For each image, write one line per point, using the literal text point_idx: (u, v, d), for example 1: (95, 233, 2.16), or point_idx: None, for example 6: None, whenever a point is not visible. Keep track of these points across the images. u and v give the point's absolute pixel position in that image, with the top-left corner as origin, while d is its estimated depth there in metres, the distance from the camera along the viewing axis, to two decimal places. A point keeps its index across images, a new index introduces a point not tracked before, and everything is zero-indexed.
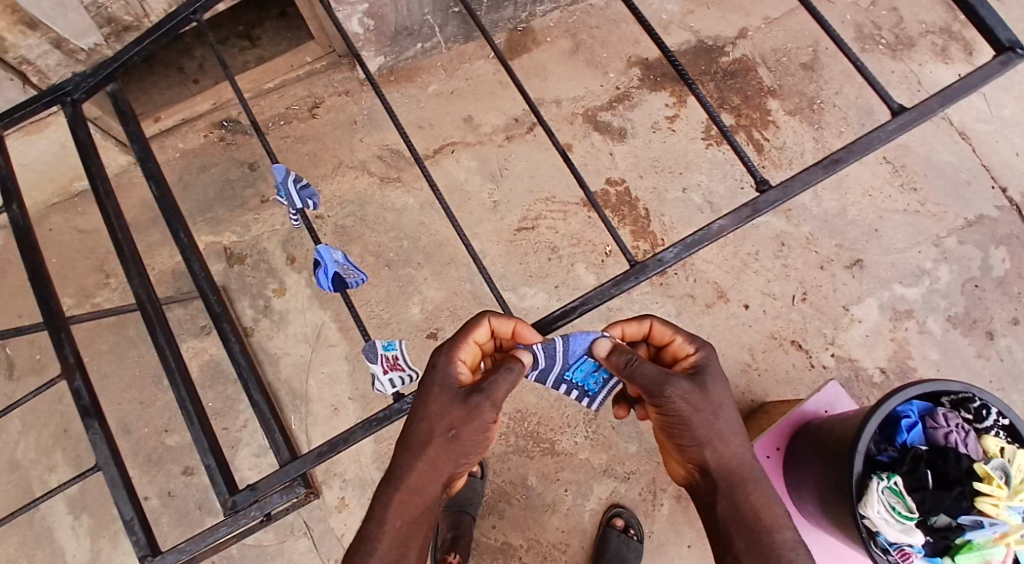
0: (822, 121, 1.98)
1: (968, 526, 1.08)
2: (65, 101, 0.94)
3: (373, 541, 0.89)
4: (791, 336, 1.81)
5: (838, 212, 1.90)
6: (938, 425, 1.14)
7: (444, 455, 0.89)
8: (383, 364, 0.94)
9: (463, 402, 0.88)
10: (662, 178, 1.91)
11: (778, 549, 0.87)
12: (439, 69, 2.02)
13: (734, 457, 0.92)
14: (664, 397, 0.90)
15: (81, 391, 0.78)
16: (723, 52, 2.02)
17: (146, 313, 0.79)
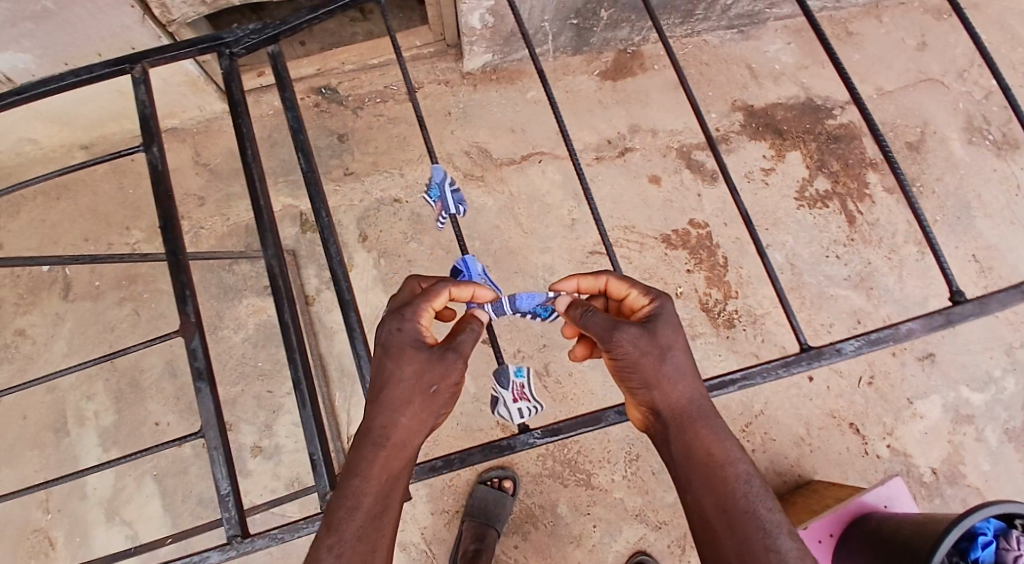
0: (919, 205, 1.93)
1: None
2: (223, 52, 0.97)
3: (358, 496, 0.81)
4: (850, 419, 1.81)
5: (921, 300, 1.86)
6: (1012, 549, 1.08)
7: (424, 408, 0.86)
8: (513, 391, 0.80)
9: (437, 360, 0.85)
10: (747, 230, 1.87)
11: (735, 487, 0.84)
12: (542, 75, 1.98)
13: (684, 398, 0.89)
14: (614, 345, 0.87)
15: (197, 351, 0.87)
16: (831, 115, 1.97)
17: (277, 287, 0.82)
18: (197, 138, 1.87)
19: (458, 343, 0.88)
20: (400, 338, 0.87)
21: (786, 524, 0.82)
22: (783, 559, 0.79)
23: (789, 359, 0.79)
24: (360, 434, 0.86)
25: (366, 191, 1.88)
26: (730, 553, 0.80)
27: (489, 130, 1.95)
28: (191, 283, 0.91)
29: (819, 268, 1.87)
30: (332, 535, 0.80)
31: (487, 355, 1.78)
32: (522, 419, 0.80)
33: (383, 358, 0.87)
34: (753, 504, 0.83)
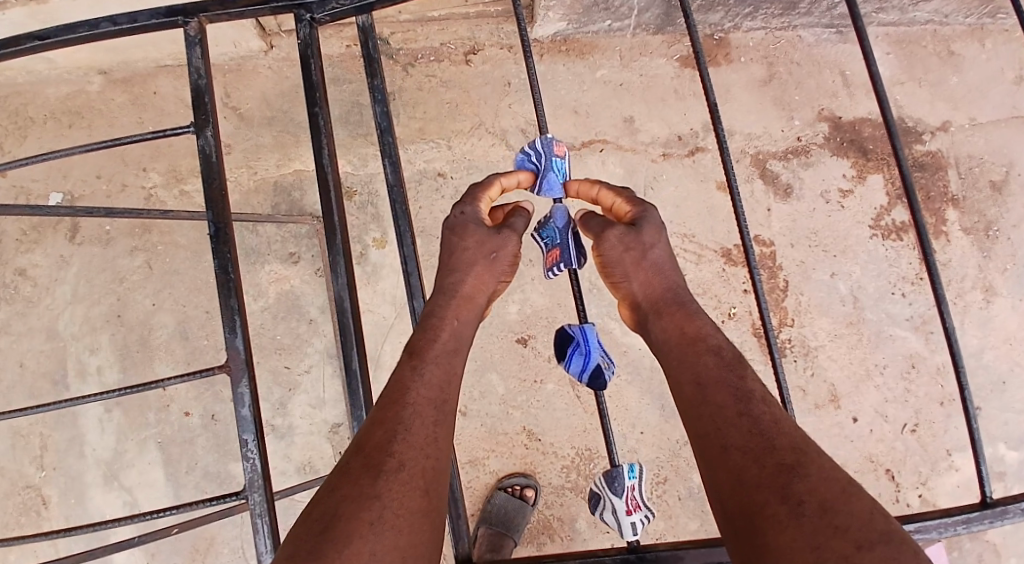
0: (993, 249, 1.79)
1: None
2: (304, 16, 0.93)
3: (437, 330, 0.90)
4: (886, 464, 1.67)
5: (975, 351, 1.75)
6: None
7: (487, 269, 0.99)
8: (627, 504, 0.83)
9: (495, 234, 1.00)
10: (813, 255, 1.74)
11: (705, 357, 0.88)
12: (614, 53, 1.79)
13: (663, 286, 0.99)
14: (602, 240, 1.00)
15: (244, 397, 0.80)
16: (920, 139, 1.81)
17: (345, 325, 0.86)
18: (228, 77, 1.68)
19: (510, 225, 1.03)
20: (463, 218, 1.00)
21: (761, 391, 0.83)
22: (755, 422, 0.79)
23: (970, 517, 0.77)
24: (436, 289, 0.97)
25: (409, 160, 1.71)
26: (706, 421, 0.81)
27: (550, 108, 1.77)
28: (242, 309, 0.83)
29: (883, 305, 1.72)
30: (414, 360, 0.87)
31: (520, 356, 1.65)
32: (635, 531, 0.81)
33: (452, 235, 1.00)
34: (725, 373, 0.85)
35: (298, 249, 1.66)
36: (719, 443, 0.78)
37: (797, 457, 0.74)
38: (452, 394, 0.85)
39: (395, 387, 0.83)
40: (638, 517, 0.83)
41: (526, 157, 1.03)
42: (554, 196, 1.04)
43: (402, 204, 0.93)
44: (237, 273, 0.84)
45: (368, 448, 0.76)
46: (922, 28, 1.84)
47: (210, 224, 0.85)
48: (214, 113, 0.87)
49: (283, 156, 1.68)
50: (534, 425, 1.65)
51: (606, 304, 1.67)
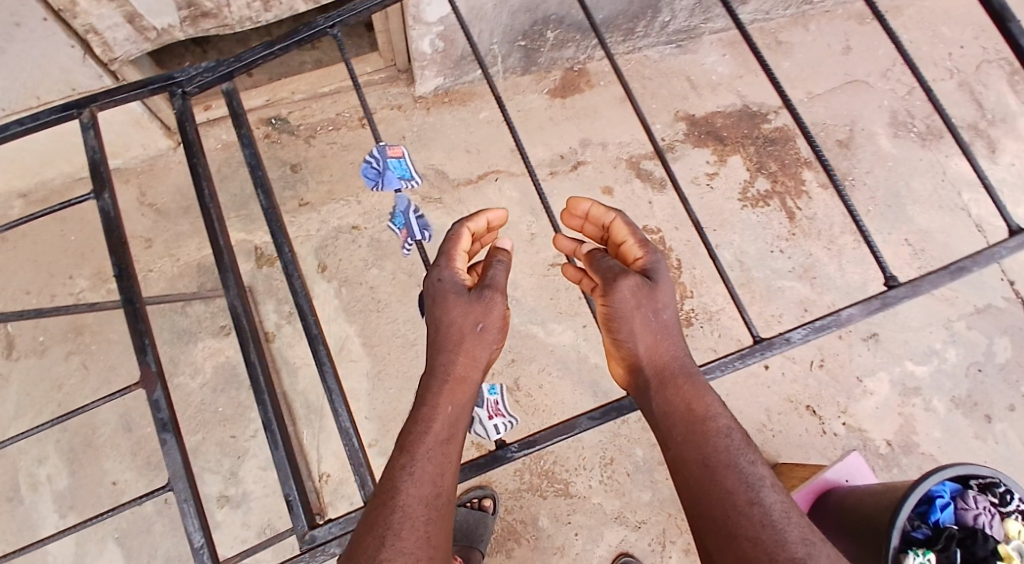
0: (851, 197, 2.03)
1: None
2: (177, 91, 1.10)
3: (429, 420, 0.96)
4: (807, 401, 1.80)
5: (859, 285, 1.93)
6: (968, 506, 1.04)
7: (475, 344, 1.03)
8: (489, 409, 1.08)
9: (477, 300, 1.03)
10: (696, 233, 1.95)
11: (717, 439, 0.90)
12: (488, 94, 2.00)
13: (668, 354, 0.99)
14: (614, 290, 0.98)
15: (159, 402, 0.92)
16: (766, 119, 2.08)
17: (241, 328, 0.99)
18: (141, 178, 1.83)
19: (490, 280, 1.06)
20: (442, 286, 1.05)
21: (768, 479, 0.87)
22: (766, 513, 0.83)
23: (744, 352, 0.99)
24: (426, 371, 1.03)
25: (316, 222, 1.79)
26: (713, 504, 0.85)
27: (444, 151, 1.94)
28: (150, 332, 0.95)
29: (765, 263, 1.95)
30: (404, 456, 0.93)
31: None
32: (496, 431, 1.06)
33: (435, 307, 1.05)
34: (736, 457, 0.88)
35: (228, 321, 1.77)
36: (730, 531, 0.83)
37: (807, 550, 0.80)
38: (445, 487, 0.92)
39: (386, 487, 0.90)
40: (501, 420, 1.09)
41: (366, 162, 1.10)
42: (396, 188, 1.10)
43: (277, 220, 1.07)
44: (142, 301, 0.97)
45: (365, 543, 0.85)
46: (747, 29, 2.16)
47: (114, 267, 0.98)
48: (110, 178, 1.02)
49: (202, 240, 1.81)
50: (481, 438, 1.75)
51: (526, 311, 1.84)
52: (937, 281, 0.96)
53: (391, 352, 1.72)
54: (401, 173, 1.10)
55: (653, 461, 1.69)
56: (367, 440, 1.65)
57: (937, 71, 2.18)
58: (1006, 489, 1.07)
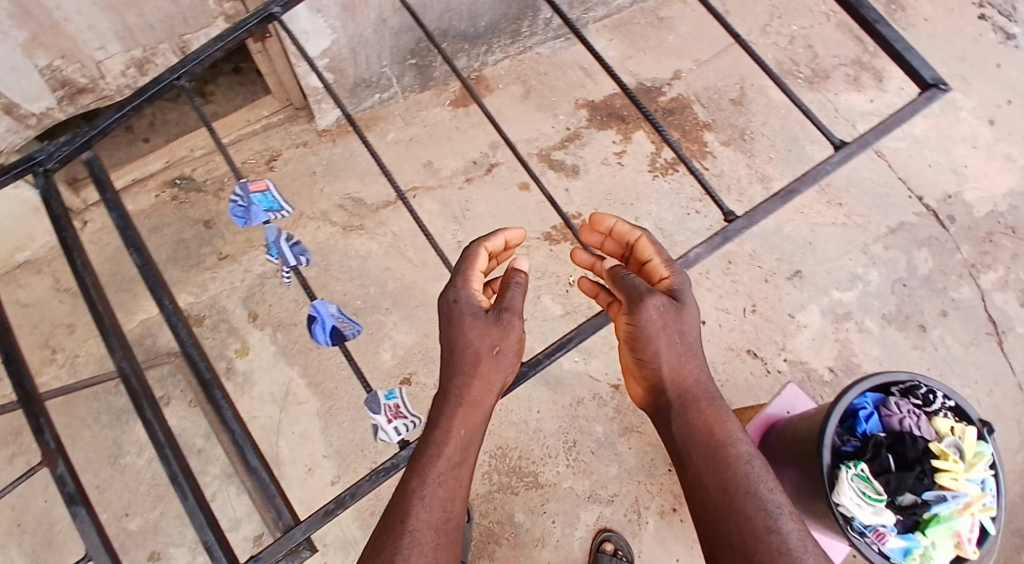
0: (753, 149, 2.14)
1: (933, 501, 1.00)
2: (38, 170, 1.04)
3: (441, 445, 0.94)
4: (747, 346, 1.87)
5: (774, 229, 1.98)
6: (892, 412, 1.06)
7: (491, 368, 0.99)
8: (387, 414, 0.96)
9: (495, 323, 0.99)
10: (615, 210, 2.04)
11: (738, 466, 0.86)
12: (394, 116, 2.05)
13: (692, 378, 0.94)
14: (638, 310, 0.92)
15: (65, 476, 0.87)
16: (661, 92, 2.18)
17: (133, 388, 0.89)
18: (54, 266, 1.81)
19: (507, 302, 1.00)
20: (458, 307, 1.01)
21: (787, 506, 0.83)
22: (784, 540, 0.79)
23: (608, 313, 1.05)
24: (442, 393, 1.01)
25: (242, 270, 1.79)
26: (732, 530, 0.81)
27: (358, 179, 1.89)
28: (45, 412, 0.92)
29: (685, 225, 2.03)
30: (415, 481, 0.91)
31: (411, 394, 1.73)
32: (399, 434, 0.94)
33: (450, 326, 1.01)
34: (756, 484, 0.85)
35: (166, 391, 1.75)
36: (747, 558, 0.78)
37: None
38: (455, 513, 0.91)
39: (399, 507, 0.89)
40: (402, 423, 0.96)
41: (230, 201, 1.05)
42: (264, 221, 1.05)
43: (156, 276, 1.00)
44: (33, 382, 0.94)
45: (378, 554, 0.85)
46: (629, 12, 2.26)
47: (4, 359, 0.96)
48: None
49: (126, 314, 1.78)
50: None
51: None
52: (772, 209, 1.02)
53: (338, 386, 1.72)
54: (268, 204, 1.04)
55: (614, 433, 1.74)
56: (329, 477, 1.65)
57: (811, 17, 2.30)
58: (925, 387, 1.09)
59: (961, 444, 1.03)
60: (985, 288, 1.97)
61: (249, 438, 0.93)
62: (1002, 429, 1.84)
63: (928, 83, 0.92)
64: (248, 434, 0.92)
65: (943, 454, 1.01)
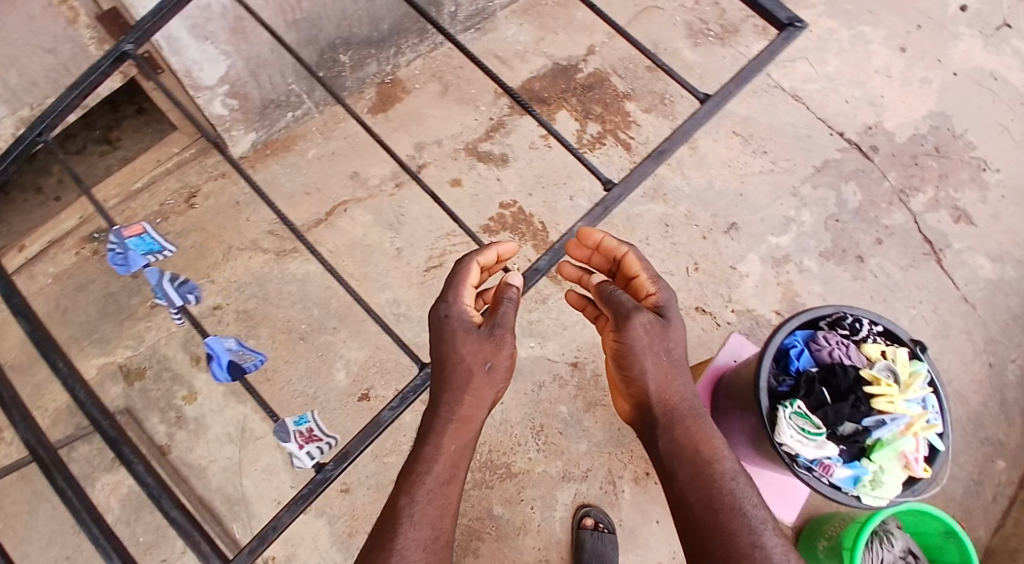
0: (675, 112, 2.16)
1: (873, 427, 1.05)
2: None
3: (431, 461, 0.95)
4: (695, 303, 1.89)
5: (706, 186, 2.00)
6: (822, 346, 1.11)
7: (484, 385, 0.98)
8: (299, 440, 0.90)
9: (489, 339, 0.98)
10: (549, 193, 2.03)
11: (723, 485, 0.89)
12: (314, 133, 1.91)
13: (678, 395, 0.97)
14: (628, 328, 0.94)
15: None
16: (578, 69, 2.18)
17: (42, 458, 0.83)
18: None
19: (501, 318, 0.99)
20: (450, 322, 0.99)
21: (769, 522, 0.86)
22: (766, 554, 0.83)
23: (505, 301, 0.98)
24: (432, 408, 0.99)
25: (177, 312, 1.74)
26: (718, 544, 0.84)
27: (284, 203, 1.85)
28: None
29: (619, 197, 2.03)
30: (406, 497, 0.92)
31: (369, 409, 1.71)
32: (313, 459, 0.88)
33: (443, 342, 0.99)
34: (741, 501, 0.88)
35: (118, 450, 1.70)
36: None
37: None
38: (445, 530, 0.92)
39: (390, 518, 0.91)
40: (321, 443, 0.90)
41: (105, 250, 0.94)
42: (144, 267, 0.96)
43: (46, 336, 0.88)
44: None
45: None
46: None
47: None
48: None
49: None
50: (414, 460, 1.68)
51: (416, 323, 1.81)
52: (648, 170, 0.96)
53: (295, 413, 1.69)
54: (148, 247, 0.95)
55: (579, 411, 1.74)
56: (300, 507, 1.62)
57: None
58: (851, 317, 1.15)
59: (892, 367, 1.08)
60: (915, 211, 2.02)
61: (167, 489, 0.81)
62: (946, 342, 1.90)
63: (783, 22, 0.94)
64: (164, 484, 0.80)
65: (875, 379, 1.06)
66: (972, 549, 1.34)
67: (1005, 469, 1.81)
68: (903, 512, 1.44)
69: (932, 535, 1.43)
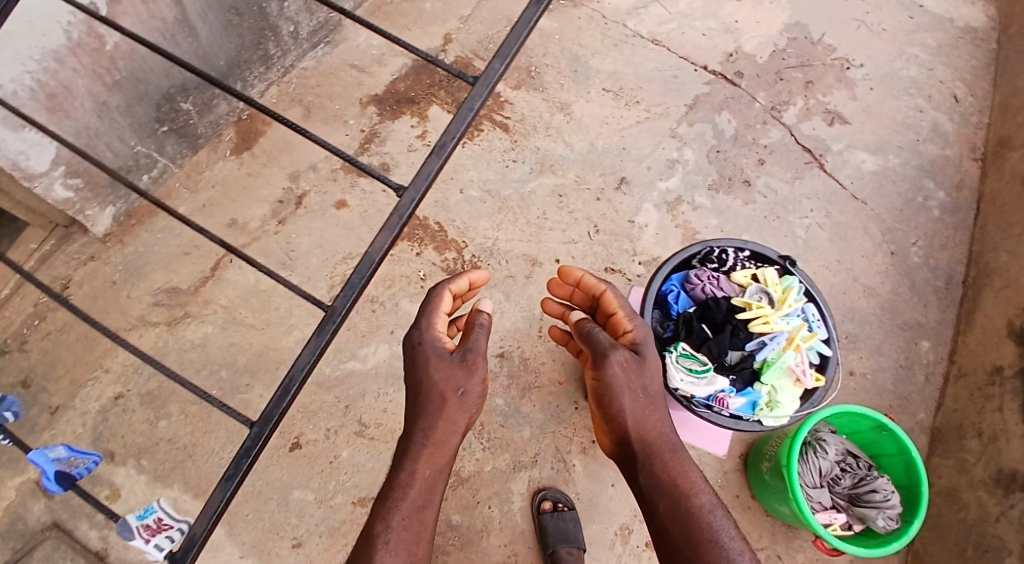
0: (543, 82, 2.06)
1: (756, 349, 1.23)
2: None
3: (406, 489, 0.97)
4: (603, 265, 1.89)
5: (589, 148, 2.00)
6: (695, 285, 1.27)
7: (457, 412, 1.01)
8: (145, 535, 0.97)
9: (462, 365, 1.01)
10: (438, 190, 1.90)
11: (702, 517, 0.92)
12: (180, 190, 1.78)
13: (656, 430, 1.01)
14: (606, 364, 1.01)
15: None
16: (438, 61, 1.97)
17: None
18: None
19: (473, 345, 1.03)
20: (424, 347, 1.03)
21: (746, 553, 0.89)
22: None
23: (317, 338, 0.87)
24: (406, 434, 1.02)
25: (75, 412, 1.65)
26: None
27: (164, 270, 1.74)
28: None
29: (507, 178, 1.95)
30: (381, 523, 0.95)
31: (302, 456, 1.66)
32: (163, 548, 0.97)
33: (416, 367, 1.02)
34: (719, 532, 0.91)
35: None
36: None
37: None
38: (422, 556, 0.95)
39: (367, 547, 0.93)
40: (173, 530, 0.97)
41: None
42: None
43: None
44: None
45: None
46: None
47: None
48: None
49: None
50: (360, 492, 1.64)
51: (334, 357, 1.73)
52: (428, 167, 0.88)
53: None
54: None
55: (516, 399, 1.73)
56: None
57: None
58: (718, 249, 1.31)
59: (761, 290, 1.26)
60: (790, 124, 2.07)
61: None
62: (844, 242, 1.97)
63: None
64: None
65: (748, 305, 1.24)
66: (898, 433, 1.40)
67: (930, 348, 1.89)
68: (833, 418, 1.51)
69: (867, 432, 1.50)
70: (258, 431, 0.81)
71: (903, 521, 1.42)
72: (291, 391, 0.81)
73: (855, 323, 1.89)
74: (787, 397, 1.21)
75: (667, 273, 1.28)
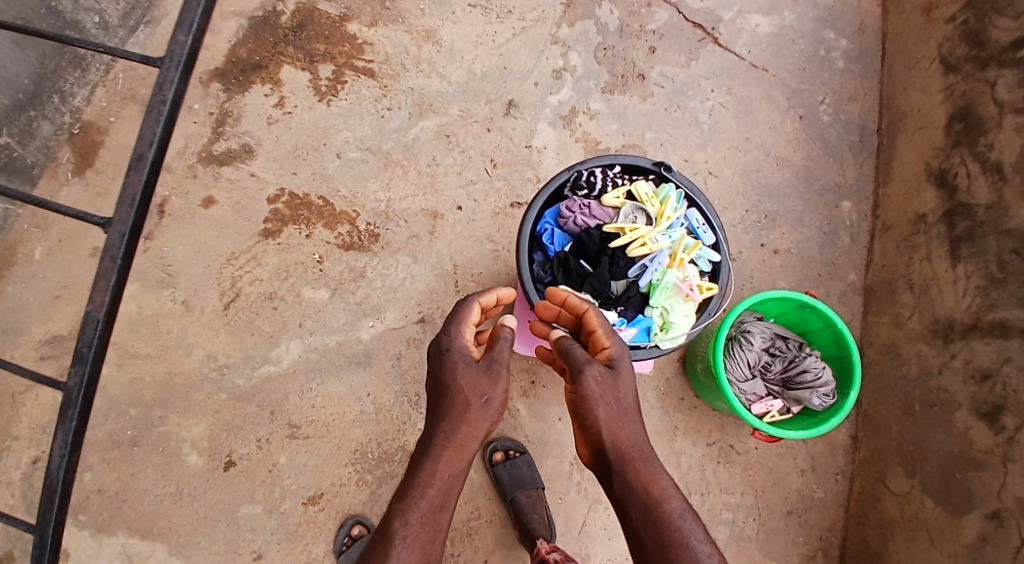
0: (402, 12, 1.79)
1: (639, 276, 1.27)
2: None
3: (427, 485, 0.99)
4: (508, 201, 1.76)
5: (468, 76, 1.80)
6: (568, 219, 1.28)
7: (478, 416, 1.05)
8: None
9: (490, 373, 1.07)
10: (310, 163, 1.70)
11: (672, 523, 0.90)
12: (30, 230, 1.58)
13: (631, 439, 0.99)
14: (581, 378, 1.00)
15: None
16: (278, 13, 1.73)
17: None
18: None
19: (497, 354, 1.09)
20: (453, 351, 1.09)
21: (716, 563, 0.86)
22: None
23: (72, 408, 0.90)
24: (427, 436, 1.05)
25: None
26: None
27: (39, 319, 1.57)
28: None
29: (386, 129, 1.74)
30: (399, 520, 0.96)
31: (237, 473, 1.59)
32: None
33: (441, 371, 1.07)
34: (689, 538, 0.88)
35: None
36: None
37: None
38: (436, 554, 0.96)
39: (381, 542, 0.94)
40: None
41: None
42: None
43: None
44: None
45: None
46: None
47: None
48: None
49: None
50: (307, 492, 1.60)
51: (246, 365, 1.62)
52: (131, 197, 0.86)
53: (168, 518, 1.56)
54: None
55: None
56: None
57: None
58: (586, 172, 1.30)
59: (633, 212, 1.28)
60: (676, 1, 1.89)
61: None
62: (751, 118, 1.86)
63: None
64: None
65: (623, 231, 1.27)
66: (822, 308, 1.36)
67: (852, 208, 1.85)
68: (758, 306, 1.47)
69: (792, 310, 1.47)
70: (44, 538, 0.88)
71: (839, 394, 1.42)
72: (59, 492, 0.87)
73: (773, 200, 1.83)
74: (679, 315, 1.26)
75: (540, 211, 1.30)
